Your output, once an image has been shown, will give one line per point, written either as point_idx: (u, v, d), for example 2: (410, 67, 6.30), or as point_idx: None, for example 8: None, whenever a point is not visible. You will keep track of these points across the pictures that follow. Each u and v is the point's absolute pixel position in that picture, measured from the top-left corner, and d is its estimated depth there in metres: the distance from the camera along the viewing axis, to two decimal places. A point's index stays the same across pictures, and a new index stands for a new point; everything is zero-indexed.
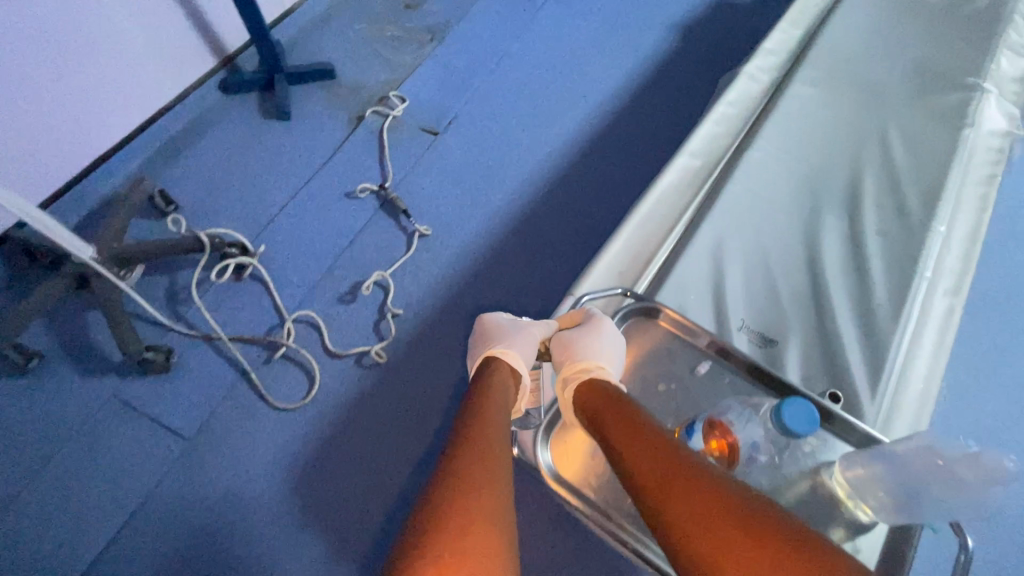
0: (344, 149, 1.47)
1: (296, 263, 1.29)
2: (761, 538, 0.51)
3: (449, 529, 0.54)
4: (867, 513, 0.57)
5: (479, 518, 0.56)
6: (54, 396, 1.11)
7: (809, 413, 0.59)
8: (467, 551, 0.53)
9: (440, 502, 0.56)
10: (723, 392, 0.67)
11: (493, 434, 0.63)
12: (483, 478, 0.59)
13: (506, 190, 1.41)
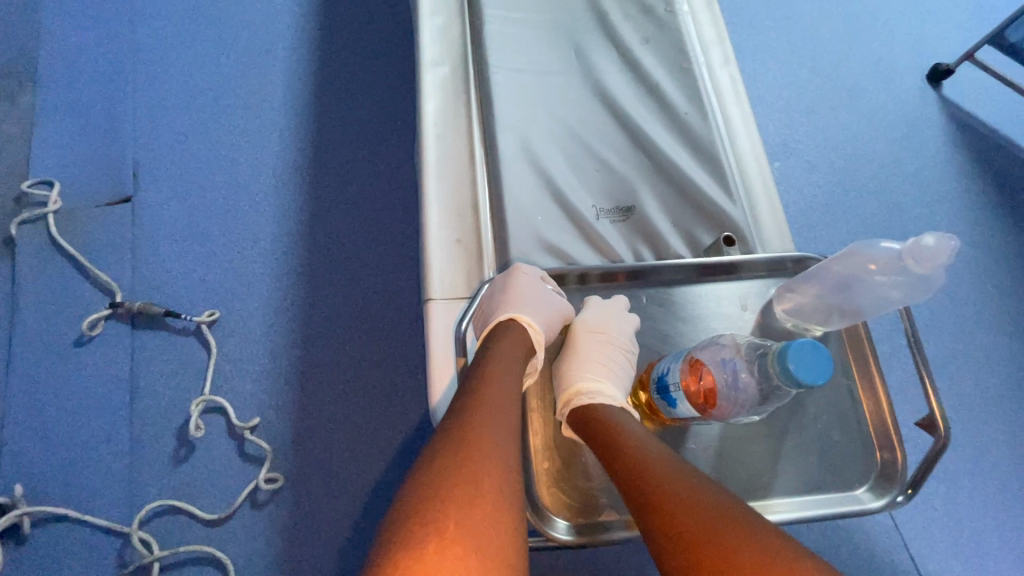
0: (25, 290, 1.03)
1: (87, 457, 0.94)
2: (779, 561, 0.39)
3: (451, 497, 0.42)
4: (818, 329, 0.60)
5: (492, 485, 0.44)
6: None
7: (816, 354, 0.47)
8: (480, 519, 0.42)
9: (440, 473, 0.44)
10: (649, 312, 0.63)
11: (504, 393, 0.52)
12: (498, 453, 0.47)
13: (259, 216, 1.12)
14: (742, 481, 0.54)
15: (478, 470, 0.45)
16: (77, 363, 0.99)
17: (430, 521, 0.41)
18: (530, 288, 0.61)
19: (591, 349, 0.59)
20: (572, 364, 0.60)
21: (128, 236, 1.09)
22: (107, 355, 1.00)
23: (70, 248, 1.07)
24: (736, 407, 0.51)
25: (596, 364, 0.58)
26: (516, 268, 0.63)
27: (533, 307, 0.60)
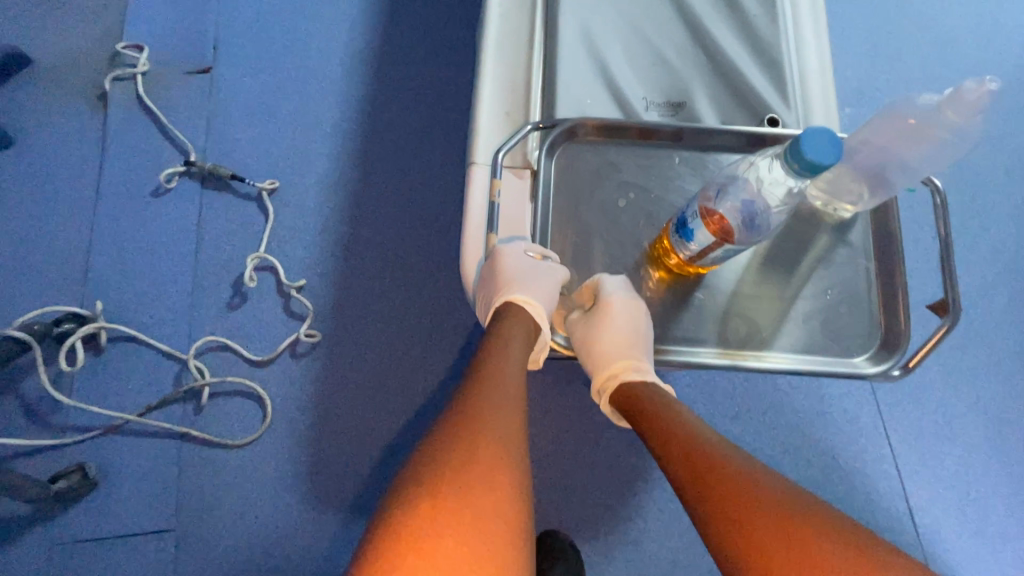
0: (113, 142, 1.14)
1: (156, 292, 1.05)
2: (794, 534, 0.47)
3: (454, 462, 0.49)
4: (848, 209, 0.64)
5: (491, 451, 0.51)
6: None
7: (830, 140, 0.51)
8: (479, 482, 0.48)
9: (444, 444, 0.51)
10: (680, 172, 0.68)
11: (509, 370, 0.57)
12: (499, 424, 0.53)
13: (322, 99, 1.17)
14: (747, 331, 0.62)
15: (480, 442, 0.51)
16: (152, 212, 1.10)
17: (433, 482, 0.48)
18: (528, 273, 0.62)
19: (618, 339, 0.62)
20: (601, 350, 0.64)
21: (205, 104, 1.18)
22: (178, 206, 1.10)
23: (154, 109, 1.16)
24: (753, 237, 0.57)
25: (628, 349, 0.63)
26: (501, 253, 0.63)
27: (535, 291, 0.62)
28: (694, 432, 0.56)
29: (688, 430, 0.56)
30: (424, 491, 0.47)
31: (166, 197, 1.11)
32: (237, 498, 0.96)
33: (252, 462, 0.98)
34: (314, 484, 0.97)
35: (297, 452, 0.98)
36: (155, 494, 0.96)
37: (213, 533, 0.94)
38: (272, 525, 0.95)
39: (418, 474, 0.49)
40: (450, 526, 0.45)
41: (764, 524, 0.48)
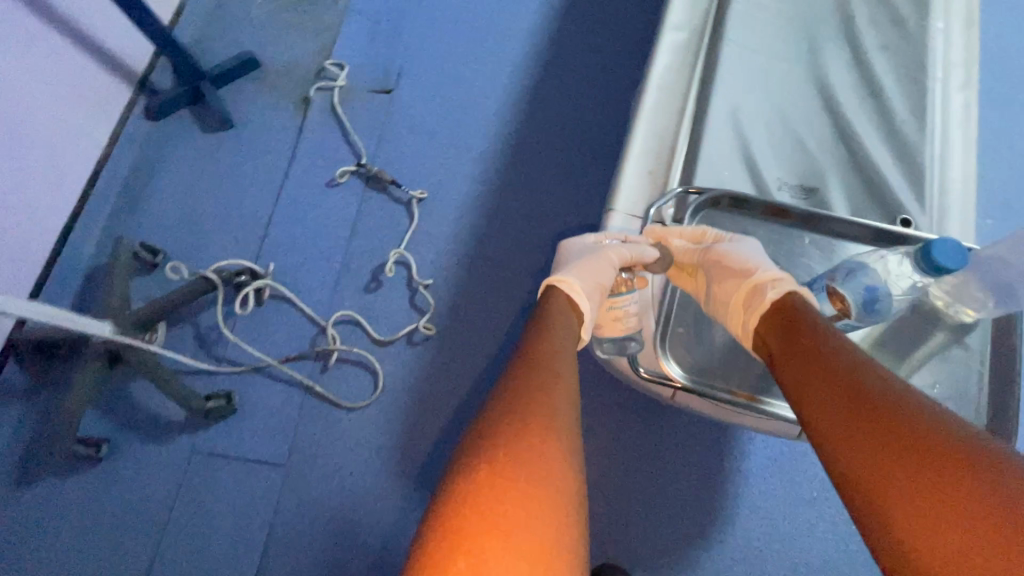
0: (306, 138, 1.38)
1: (313, 265, 1.25)
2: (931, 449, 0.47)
3: (502, 442, 0.52)
4: (969, 313, 0.66)
5: (540, 429, 0.55)
6: (138, 464, 1.11)
7: (959, 248, 0.57)
8: (525, 464, 0.51)
9: (489, 433, 0.54)
10: (806, 251, 0.74)
11: (545, 351, 0.62)
12: (539, 404, 0.57)
13: (478, 131, 1.35)
14: None
15: (523, 424, 0.54)
16: (324, 199, 1.32)
17: (489, 457, 0.52)
18: (589, 249, 0.77)
19: (738, 254, 0.70)
20: (734, 272, 0.69)
21: (382, 119, 1.40)
22: (344, 198, 1.31)
23: (343, 116, 1.39)
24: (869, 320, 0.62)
25: (751, 258, 0.70)
26: (561, 248, 0.82)
27: (606, 253, 0.73)
28: (826, 369, 0.57)
29: (818, 366, 0.57)
30: (472, 479, 0.50)
31: (337, 189, 1.32)
32: (338, 452, 1.11)
33: (358, 424, 1.12)
34: (404, 458, 1.09)
35: (395, 426, 1.12)
36: (278, 431, 1.13)
37: (313, 476, 1.09)
38: (363, 483, 1.08)
39: (466, 468, 0.52)
40: (502, 509, 0.48)
41: (896, 455, 0.48)
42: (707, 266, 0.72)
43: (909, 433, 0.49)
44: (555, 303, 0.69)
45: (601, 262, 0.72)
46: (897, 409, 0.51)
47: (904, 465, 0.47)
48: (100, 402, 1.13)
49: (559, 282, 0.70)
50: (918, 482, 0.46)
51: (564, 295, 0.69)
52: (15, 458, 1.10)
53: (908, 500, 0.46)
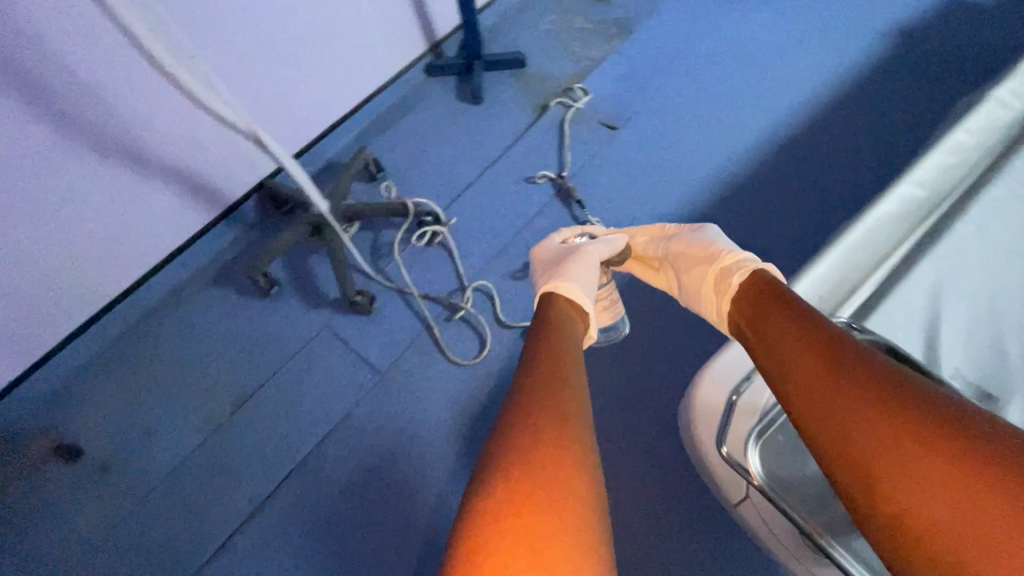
0: (529, 134, 1.57)
1: (482, 235, 1.43)
2: (888, 402, 0.56)
3: (527, 456, 0.57)
4: None
5: (558, 440, 0.60)
6: (286, 313, 1.35)
7: None
8: (552, 492, 0.54)
9: (511, 462, 0.57)
10: None
11: (554, 369, 0.68)
12: (558, 426, 0.61)
13: (672, 194, 1.44)
14: None
15: (547, 454, 0.58)
16: (517, 188, 1.49)
17: (512, 474, 0.56)
18: (567, 251, 0.99)
19: (693, 245, 0.92)
20: (699, 264, 0.89)
21: (596, 146, 1.53)
22: (533, 196, 1.48)
23: (566, 130, 1.56)
24: None
25: (705, 242, 0.92)
26: (533, 252, 1.06)
27: (582, 252, 0.96)
28: (818, 357, 0.62)
29: (816, 354, 0.63)
30: (498, 510, 0.53)
31: (531, 186, 1.49)
32: (424, 389, 1.25)
33: (450, 376, 1.26)
34: (470, 424, 1.21)
35: (476, 394, 1.24)
36: (389, 347, 1.31)
37: (396, 396, 1.25)
38: (429, 424, 1.21)
39: (488, 501, 0.54)
40: (532, 537, 0.51)
41: (887, 446, 0.53)
42: (671, 258, 0.96)
43: (899, 422, 0.54)
44: (550, 313, 0.80)
45: (584, 258, 0.94)
46: (885, 398, 0.56)
47: (894, 452, 0.53)
48: (287, 257, 1.41)
49: (554, 285, 0.85)
50: (912, 465, 0.51)
51: (557, 295, 0.85)
52: (218, 267, 1.41)
53: (905, 483, 0.51)
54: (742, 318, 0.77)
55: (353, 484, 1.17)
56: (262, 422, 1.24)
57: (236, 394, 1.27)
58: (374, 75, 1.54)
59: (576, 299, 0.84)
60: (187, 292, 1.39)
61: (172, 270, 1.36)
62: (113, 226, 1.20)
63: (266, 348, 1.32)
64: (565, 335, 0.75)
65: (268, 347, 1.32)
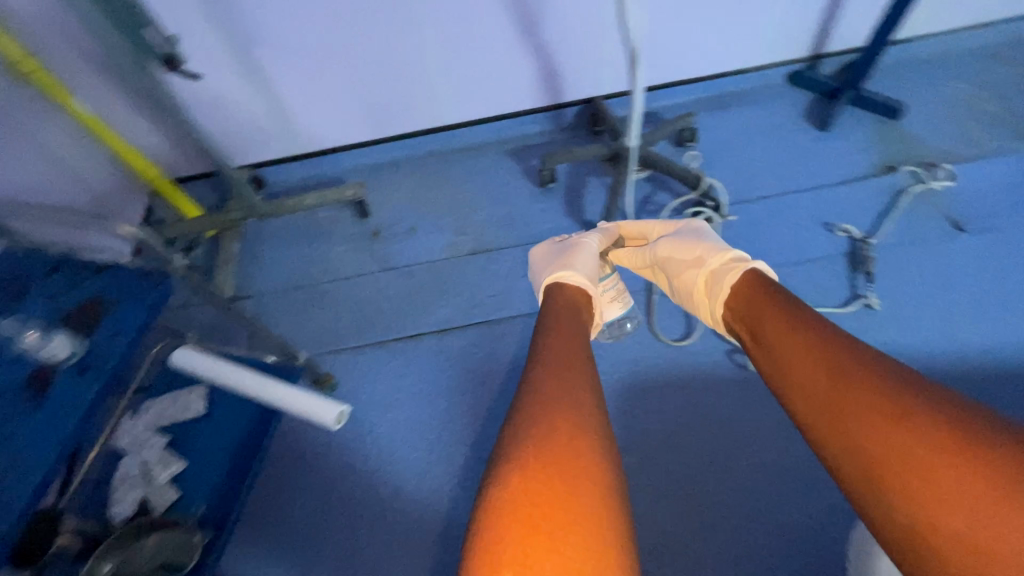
0: (856, 184, 1.41)
1: (746, 246, 1.36)
2: (892, 403, 0.56)
3: (537, 461, 0.57)
4: None
5: (575, 442, 0.59)
6: (544, 211, 1.50)
7: None
8: (572, 476, 0.56)
9: (528, 451, 0.58)
10: None
11: (564, 351, 0.72)
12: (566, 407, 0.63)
13: (983, 329, 1.18)
14: None
15: (555, 464, 0.57)
16: (809, 226, 1.37)
17: (521, 484, 0.55)
18: (569, 244, 1.05)
19: (681, 245, 0.95)
20: (687, 262, 0.92)
21: (925, 235, 1.32)
22: (822, 241, 1.34)
23: (902, 201, 1.36)
24: None
25: (690, 234, 0.99)
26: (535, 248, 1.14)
27: (577, 245, 1.02)
28: (812, 348, 0.65)
29: (808, 345, 0.65)
30: (518, 499, 0.54)
31: (825, 232, 1.35)
32: (610, 335, 1.27)
33: (638, 340, 1.26)
34: (630, 389, 1.20)
35: (651, 371, 1.21)
36: None
37: None
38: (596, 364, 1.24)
39: (505, 498, 0.54)
40: (552, 522, 0.52)
41: (881, 430, 0.55)
42: (662, 263, 0.99)
43: (886, 399, 0.57)
44: (551, 296, 0.86)
45: (576, 250, 1.00)
46: (873, 379, 0.59)
47: (886, 434, 0.55)
48: (572, 169, 1.56)
49: (557, 273, 0.89)
50: (907, 444, 0.53)
51: (558, 291, 0.87)
52: (516, 146, 1.63)
53: (905, 465, 0.53)
54: (730, 312, 0.81)
55: (507, 364, 1.26)
56: (482, 274, 1.41)
57: (476, 244, 1.47)
58: (739, 56, 1.53)
59: (587, 290, 0.88)
60: (486, 152, 1.63)
61: (487, 129, 1.61)
62: (476, 67, 1.43)
63: (516, 225, 1.48)
64: (566, 332, 0.77)
65: (519, 226, 1.48)
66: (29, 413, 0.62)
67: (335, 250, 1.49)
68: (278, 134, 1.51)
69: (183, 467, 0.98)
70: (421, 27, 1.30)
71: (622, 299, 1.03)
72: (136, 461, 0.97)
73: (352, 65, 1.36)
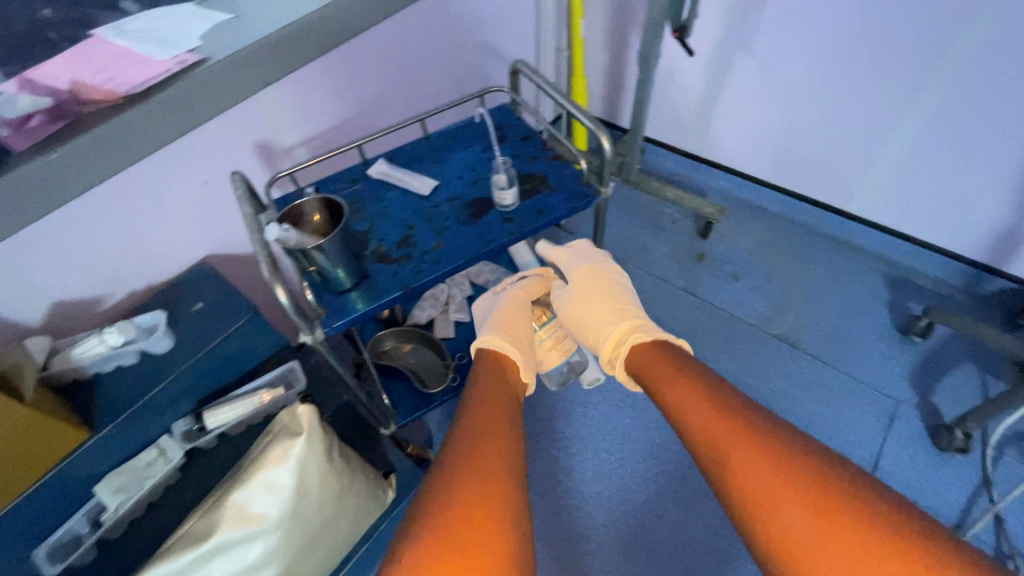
0: None
1: None
2: (778, 457, 0.61)
3: (459, 497, 0.58)
4: None
5: (494, 492, 0.60)
6: (887, 357, 1.27)
7: None
8: (482, 537, 0.55)
9: (455, 490, 0.59)
10: None
11: (495, 409, 0.74)
12: (488, 452, 0.66)
13: None
14: None
15: (476, 509, 0.58)
16: None
17: (449, 503, 0.58)
18: (497, 300, 1.07)
19: (592, 296, 1.01)
20: (600, 317, 0.96)
21: None
22: None
23: None
24: None
25: (607, 286, 1.02)
26: (479, 305, 1.14)
27: (508, 307, 1.02)
28: (721, 419, 0.68)
29: (713, 412, 0.69)
30: (449, 548, 0.53)
31: None
32: None
33: None
34: None
35: None
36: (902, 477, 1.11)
37: None
38: None
39: (426, 536, 0.54)
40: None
41: (772, 487, 0.59)
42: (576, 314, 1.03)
43: (772, 458, 0.61)
44: (485, 354, 0.90)
45: (513, 311, 1.01)
46: (762, 438, 0.64)
47: (778, 490, 0.58)
48: (952, 340, 1.28)
49: (486, 339, 0.91)
50: (791, 503, 0.57)
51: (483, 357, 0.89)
52: (899, 276, 1.39)
53: (803, 529, 0.55)
54: (646, 369, 0.83)
55: None
56: (775, 365, 1.29)
57: (788, 333, 1.34)
58: None
59: (512, 357, 0.90)
60: (863, 260, 1.43)
61: (883, 239, 1.41)
62: (930, 184, 1.25)
63: (843, 347, 1.30)
64: (500, 386, 0.81)
65: (846, 351, 1.29)
66: (462, 225, 0.80)
67: (658, 247, 1.52)
68: (687, 127, 1.58)
69: (466, 320, 1.17)
70: (908, 111, 1.17)
71: (559, 345, 1.11)
72: (448, 291, 1.20)
73: (824, 109, 1.29)
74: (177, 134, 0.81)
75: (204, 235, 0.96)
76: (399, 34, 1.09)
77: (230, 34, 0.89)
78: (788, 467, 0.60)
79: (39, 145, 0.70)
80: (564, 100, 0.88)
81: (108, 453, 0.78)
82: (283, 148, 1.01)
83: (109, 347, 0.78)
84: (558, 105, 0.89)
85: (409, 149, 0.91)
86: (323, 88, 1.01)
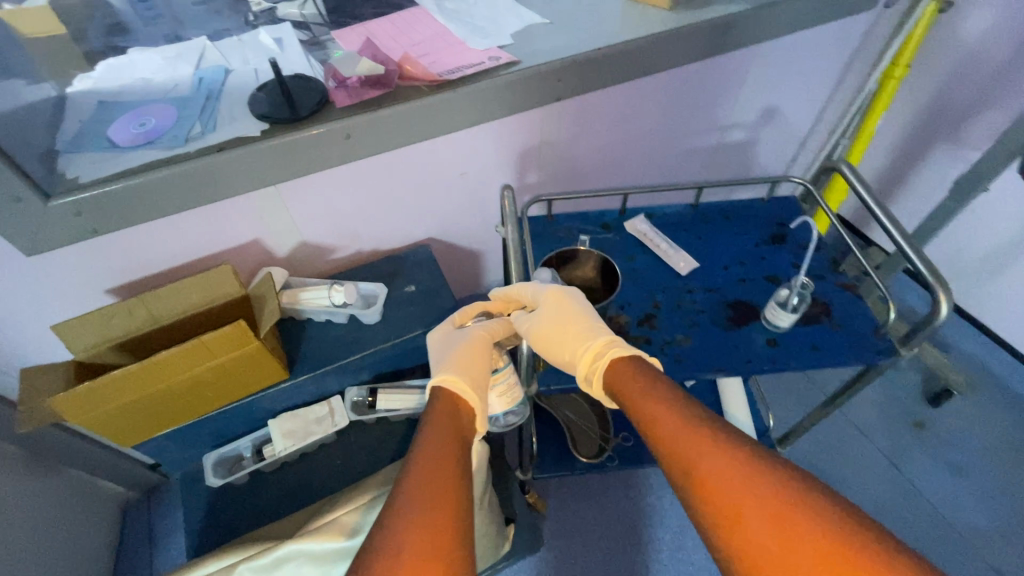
0: None
1: None
2: (772, 483, 0.41)
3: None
4: None
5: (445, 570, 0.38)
6: None
7: None
8: None
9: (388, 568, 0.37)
10: None
11: (446, 428, 0.51)
12: (441, 476, 0.45)
13: None
14: None
15: None
16: None
17: None
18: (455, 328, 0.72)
19: (564, 324, 0.62)
20: (569, 333, 0.61)
21: None
22: None
23: None
24: None
25: (571, 308, 0.64)
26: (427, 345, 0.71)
27: (470, 341, 0.65)
28: (676, 408, 0.48)
29: (687, 421, 0.47)
30: None
31: None
32: None
33: None
34: None
35: None
36: None
37: None
38: None
39: None
40: None
41: (766, 521, 0.39)
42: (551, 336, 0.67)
43: (762, 481, 0.41)
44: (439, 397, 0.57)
45: (475, 348, 0.65)
46: (721, 437, 0.45)
47: (737, 493, 0.41)
48: None
49: (440, 379, 0.58)
50: (790, 537, 0.38)
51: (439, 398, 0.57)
52: None
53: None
54: (612, 370, 0.56)
55: None
56: None
57: (1010, 571, 1.05)
58: None
59: (470, 400, 0.58)
60: None
61: None
62: None
63: None
64: (454, 417, 0.54)
65: None
66: (717, 327, 0.69)
67: (870, 390, 1.28)
68: (962, 269, 1.29)
69: None
70: None
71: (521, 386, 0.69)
72: None
73: None
74: (465, 124, 0.80)
75: (437, 218, 0.95)
76: (696, 78, 0.99)
77: (542, 41, 0.87)
78: (780, 498, 0.40)
79: (356, 106, 0.72)
80: (879, 211, 0.69)
81: (291, 396, 0.82)
82: (538, 160, 0.97)
83: (332, 302, 0.81)
84: (867, 211, 0.71)
85: (673, 214, 0.82)
86: (601, 115, 0.96)
